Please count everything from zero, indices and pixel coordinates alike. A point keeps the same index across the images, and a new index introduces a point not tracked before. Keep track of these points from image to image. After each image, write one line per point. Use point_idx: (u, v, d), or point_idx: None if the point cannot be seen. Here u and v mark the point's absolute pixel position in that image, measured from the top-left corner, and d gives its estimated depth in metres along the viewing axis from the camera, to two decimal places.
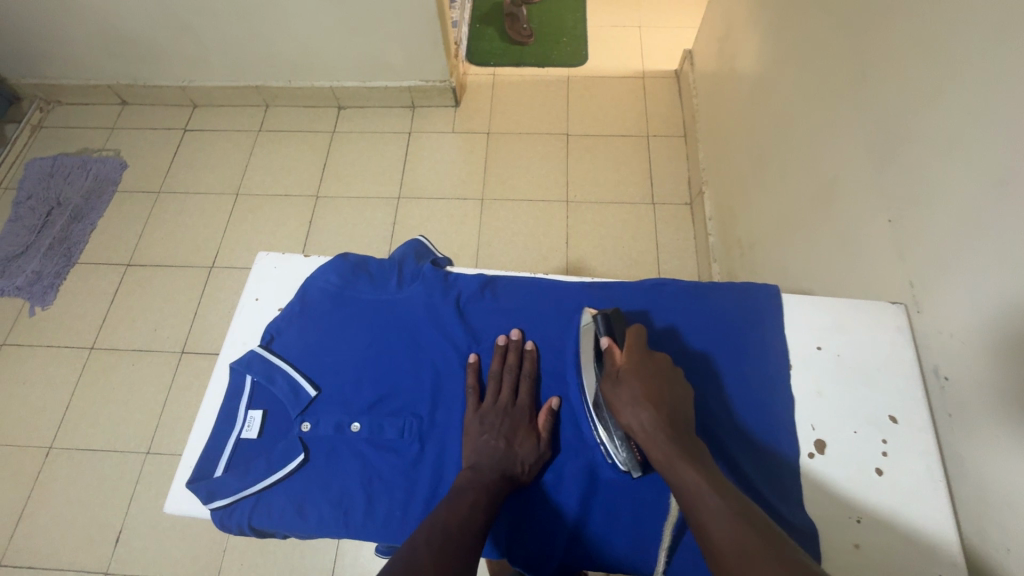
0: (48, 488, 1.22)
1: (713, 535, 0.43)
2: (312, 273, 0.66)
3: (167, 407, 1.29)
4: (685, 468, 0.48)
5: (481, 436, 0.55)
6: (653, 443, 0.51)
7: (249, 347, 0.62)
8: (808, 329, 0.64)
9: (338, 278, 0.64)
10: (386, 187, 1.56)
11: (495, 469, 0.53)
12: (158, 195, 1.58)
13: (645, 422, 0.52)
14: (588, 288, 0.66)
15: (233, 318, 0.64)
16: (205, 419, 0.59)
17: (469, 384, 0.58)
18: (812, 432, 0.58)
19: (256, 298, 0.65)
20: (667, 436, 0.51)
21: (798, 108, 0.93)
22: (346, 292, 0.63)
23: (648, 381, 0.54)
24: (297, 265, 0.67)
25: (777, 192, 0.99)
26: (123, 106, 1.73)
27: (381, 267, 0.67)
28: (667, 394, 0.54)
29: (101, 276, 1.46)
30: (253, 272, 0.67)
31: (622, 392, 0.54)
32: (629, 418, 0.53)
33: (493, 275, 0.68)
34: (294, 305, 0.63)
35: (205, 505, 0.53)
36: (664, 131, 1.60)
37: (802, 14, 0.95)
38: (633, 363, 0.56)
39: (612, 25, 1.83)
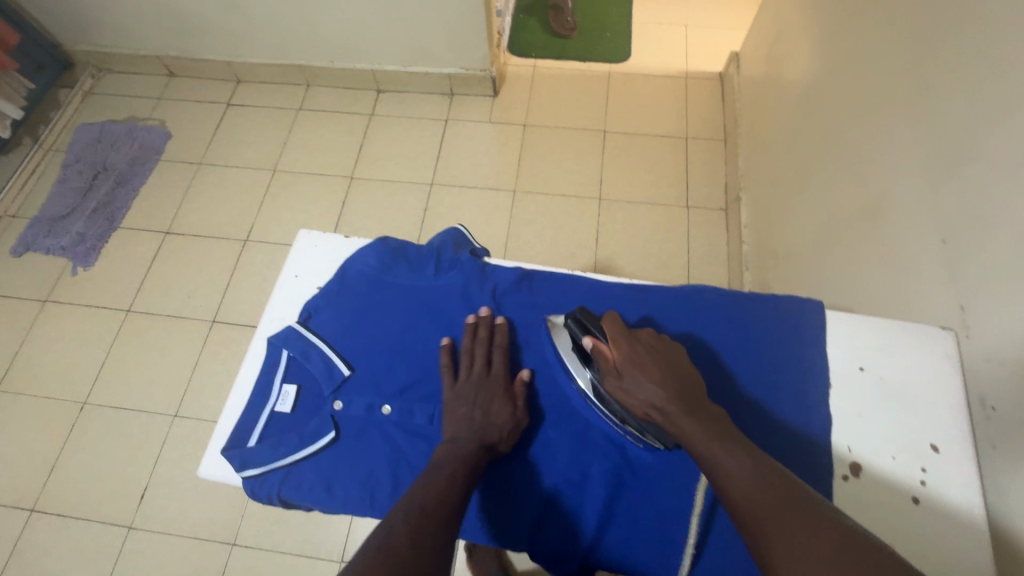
0: (80, 441, 1.27)
1: (735, 498, 0.45)
2: (350, 253, 0.67)
3: (195, 373, 1.32)
4: (712, 440, 0.49)
5: (458, 409, 0.55)
6: (670, 422, 0.52)
7: (286, 322, 0.63)
8: (851, 347, 0.61)
9: (377, 260, 0.65)
10: (420, 172, 1.57)
11: (472, 440, 0.53)
12: (198, 166, 1.61)
13: (657, 403, 0.53)
14: (627, 289, 0.66)
15: (272, 292, 0.65)
16: (240, 389, 0.60)
17: (444, 363, 0.59)
18: (847, 454, 0.56)
19: (295, 274, 0.66)
20: (682, 409, 0.52)
21: (851, 118, 0.90)
22: (384, 276, 0.64)
23: (651, 364, 0.54)
24: (337, 244, 0.67)
25: (821, 204, 0.97)
26: (169, 77, 1.77)
27: (418, 252, 0.67)
28: (672, 370, 0.54)
29: (140, 241, 1.51)
30: (294, 249, 0.68)
31: (626, 381, 0.54)
32: (640, 403, 0.53)
33: (531, 269, 0.68)
34: (332, 283, 0.64)
35: (238, 473, 0.55)
36: (704, 133, 1.57)
37: (862, 21, 0.91)
38: (626, 352, 0.56)
39: (658, 22, 1.80)
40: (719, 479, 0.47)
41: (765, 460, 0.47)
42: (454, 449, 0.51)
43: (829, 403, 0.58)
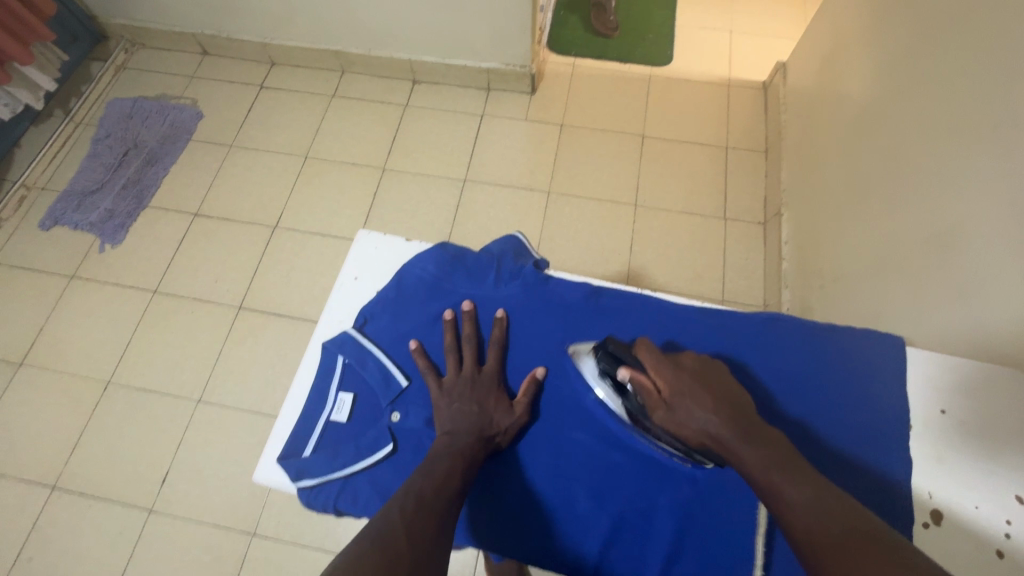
0: (104, 420, 1.26)
1: (795, 524, 0.43)
2: (409, 258, 0.67)
3: (221, 358, 1.31)
4: (769, 467, 0.47)
5: (452, 407, 0.57)
6: (724, 448, 0.51)
7: (344, 327, 0.65)
8: (931, 388, 0.58)
9: (436, 267, 0.65)
10: (453, 168, 1.54)
11: (470, 435, 0.55)
12: (229, 149, 1.60)
13: (711, 428, 0.52)
14: (698, 312, 0.65)
15: (331, 294, 0.66)
16: (296, 395, 0.62)
17: (420, 367, 0.59)
18: (928, 500, 0.54)
19: (354, 276, 0.67)
20: (737, 434, 0.50)
21: (919, 143, 0.87)
22: (443, 284, 0.65)
23: (699, 391, 0.54)
24: (398, 248, 0.68)
25: (880, 230, 0.94)
26: (203, 56, 1.75)
27: (477, 262, 0.68)
28: (719, 393, 0.54)
29: (169, 222, 1.49)
30: (352, 249, 0.69)
31: (678, 412, 0.54)
32: (694, 430, 0.53)
33: (597, 285, 0.67)
34: (390, 287, 0.65)
35: (294, 483, 0.56)
36: (745, 144, 1.54)
37: (938, 42, 0.88)
38: (670, 380, 0.55)
39: (702, 26, 1.76)
40: (777, 502, 0.46)
41: (835, 492, 0.45)
42: (453, 442, 0.53)
43: (910, 446, 0.56)
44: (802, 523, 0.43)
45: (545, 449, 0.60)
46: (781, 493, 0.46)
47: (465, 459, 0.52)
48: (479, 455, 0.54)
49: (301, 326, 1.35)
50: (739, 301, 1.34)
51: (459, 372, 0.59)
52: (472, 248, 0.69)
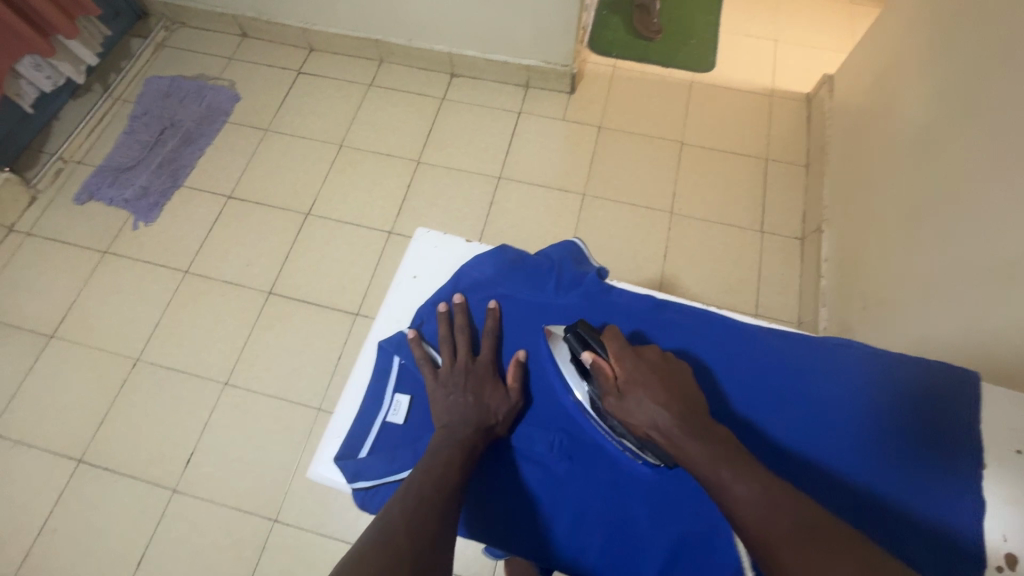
0: (131, 397, 1.27)
1: (749, 526, 0.45)
2: (466, 262, 0.70)
3: (249, 343, 1.32)
4: (711, 463, 0.49)
5: (447, 398, 0.58)
6: (672, 442, 0.51)
7: (401, 327, 0.67)
8: (1006, 427, 0.56)
9: (493, 271, 0.68)
10: (488, 164, 1.53)
11: (468, 426, 0.55)
12: (265, 133, 1.59)
13: (661, 423, 0.52)
14: (765, 334, 0.66)
15: (390, 295, 0.69)
16: (354, 396, 0.63)
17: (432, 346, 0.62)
18: (1002, 544, 0.51)
19: (413, 276, 0.70)
20: (686, 429, 0.51)
21: (984, 168, 0.85)
22: (501, 287, 0.67)
23: (651, 382, 0.55)
24: (458, 250, 0.71)
25: (934, 254, 0.92)
26: (242, 38, 1.74)
27: (535, 267, 0.69)
28: (673, 386, 0.55)
29: (202, 203, 1.49)
30: (410, 250, 0.72)
31: (628, 401, 0.55)
32: (643, 420, 0.53)
33: (661, 300, 0.69)
34: (449, 289, 0.67)
35: (350, 483, 0.56)
36: (785, 157, 1.51)
37: (1010, 64, 0.85)
38: (624, 369, 0.56)
39: (746, 34, 1.73)
40: (729, 502, 0.47)
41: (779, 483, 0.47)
42: (450, 433, 0.54)
43: (984, 486, 0.53)
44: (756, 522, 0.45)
45: (601, 462, 0.60)
46: (731, 493, 0.47)
47: (464, 447, 0.53)
48: (478, 443, 0.55)
49: (329, 315, 1.34)
50: (773, 317, 1.32)
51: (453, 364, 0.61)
52: (529, 253, 0.71)
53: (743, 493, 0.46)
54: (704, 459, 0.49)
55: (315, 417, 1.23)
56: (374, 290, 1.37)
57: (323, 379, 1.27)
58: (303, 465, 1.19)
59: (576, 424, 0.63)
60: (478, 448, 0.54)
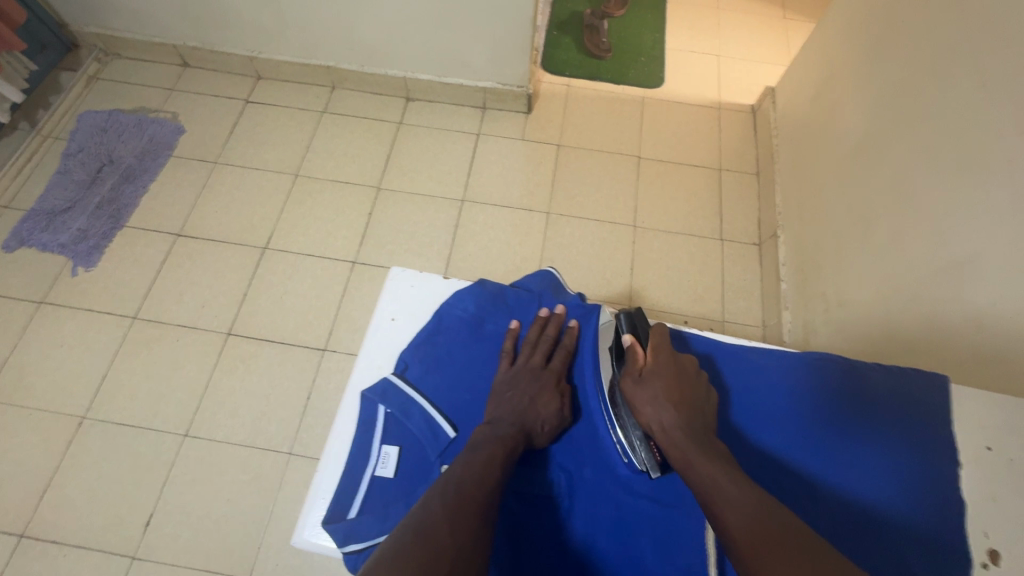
0: (79, 459, 1.17)
1: (734, 531, 0.47)
2: (445, 299, 0.67)
3: (210, 389, 1.24)
4: (704, 465, 0.53)
5: (505, 394, 0.60)
6: (672, 442, 0.56)
7: (383, 373, 0.63)
8: (976, 424, 0.58)
9: (476, 307, 0.66)
10: (451, 187, 1.52)
11: (512, 426, 0.57)
12: (214, 165, 1.53)
13: (665, 422, 0.57)
14: (749, 352, 0.69)
15: (369, 336, 0.65)
16: (335, 452, 0.59)
17: (506, 347, 0.64)
18: (984, 539, 0.53)
19: (391, 317, 0.66)
20: (685, 432, 0.56)
21: (923, 175, 0.91)
22: (485, 324, 0.66)
23: (672, 381, 0.60)
24: (435, 286, 0.68)
25: (884, 256, 0.97)
26: (184, 68, 1.67)
27: (518, 301, 0.69)
28: (686, 394, 0.59)
29: (150, 243, 1.41)
30: (387, 287, 0.68)
31: (644, 390, 0.60)
32: (650, 413, 0.59)
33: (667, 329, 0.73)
34: (428, 329, 0.64)
35: (340, 548, 0.52)
36: (737, 166, 1.57)
37: (937, 78, 0.91)
38: (656, 359, 0.62)
39: (691, 49, 1.80)
40: (716, 504, 0.50)
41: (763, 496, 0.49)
42: (496, 430, 0.56)
43: (960, 484, 0.56)
44: (742, 530, 0.47)
45: (603, 496, 0.60)
46: (719, 498, 0.50)
47: (504, 448, 0.54)
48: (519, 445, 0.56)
49: (295, 353, 1.28)
50: (739, 322, 1.35)
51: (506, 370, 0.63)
52: (508, 286, 0.72)
53: (732, 504, 0.49)
54: (698, 463, 0.53)
55: (287, 463, 1.17)
56: (342, 323, 1.32)
57: (292, 422, 1.21)
58: (277, 516, 1.12)
59: (574, 460, 0.63)
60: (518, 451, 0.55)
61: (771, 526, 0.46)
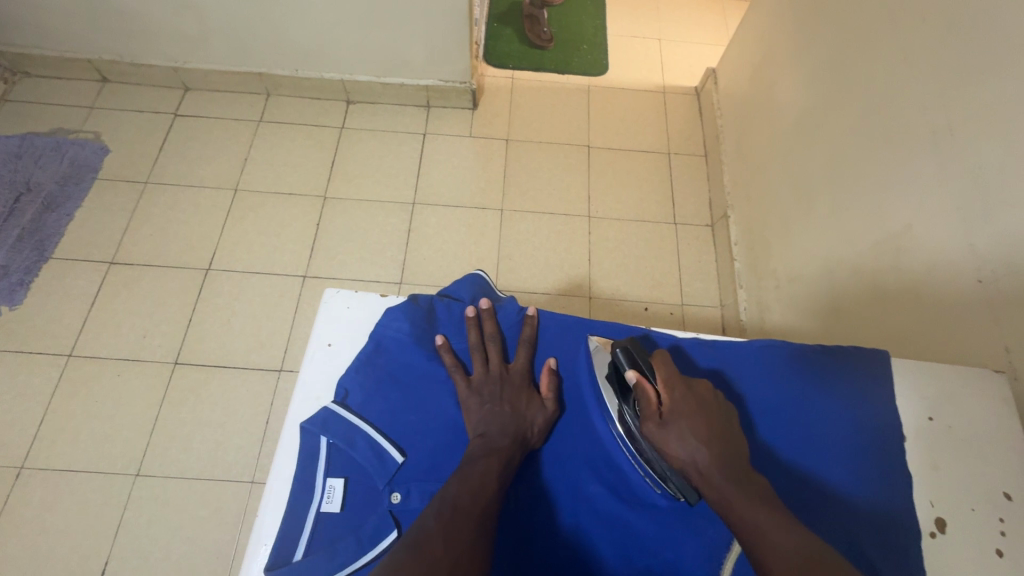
0: (20, 513, 1.09)
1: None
2: (381, 318, 0.64)
3: (160, 423, 1.18)
4: (749, 509, 0.49)
5: (484, 406, 0.58)
6: (708, 485, 0.52)
7: (323, 403, 0.60)
8: (916, 396, 0.60)
9: (411, 324, 0.63)
10: (400, 191, 1.48)
11: (506, 436, 0.56)
12: (145, 186, 1.44)
13: (700, 462, 0.53)
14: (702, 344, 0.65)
15: (305, 366, 0.62)
16: (278, 491, 0.55)
17: (448, 364, 0.61)
18: (931, 509, 0.54)
19: (328, 343, 0.63)
20: (723, 472, 0.52)
21: (856, 148, 0.93)
22: (422, 339, 0.62)
23: (696, 417, 0.55)
24: (371, 306, 0.65)
25: (827, 231, 0.99)
26: (103, 84, 1.57)
27: (448, 315, 0.66)
28: (714, 426, 0.55)
29: (80, 274, 1.32)
30: (321, 312, 0.65)
31: (670, 431, 0.55)
32: (682, 457, 0.54)
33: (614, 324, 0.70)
34: (367, 352, 0.61)
35: None
36: (686, 149, 1.59)
37: (862, 52, 0.93)
38: (671, 397, 0.57)
39: (632, 34, 1.80)
40: (764, 548, 0.47)
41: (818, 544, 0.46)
42: (488, 442, 0.55)
43: (905, 456, 0.57)
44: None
45: (560, 504, 0.59)
46: (767, 543, 0.47)
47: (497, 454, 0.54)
48: (515, 453, 0.55)
49: (248, 377, 1.23)
50: (697, 303, 1.37)
51: (478, 377, 0.61)
52: (439, 297, 0.68)
53: (782, 548, 0.46)
54: (738, 505, 0.50)
55: (249, 492, 1.12)
56: (296, 341, 1.27)
57: (252, 449, 1.16)
58: (243, 548, 1.08)
59: (528, 470, 0.61)
60: (514, 457, 0.55)
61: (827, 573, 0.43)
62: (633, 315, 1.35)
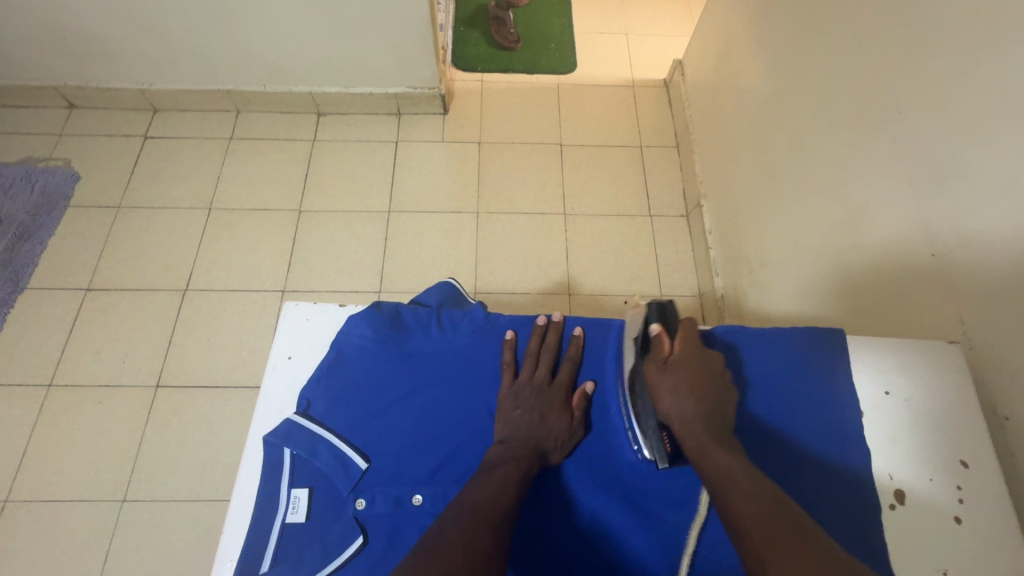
0: (7, 546, 1.08)
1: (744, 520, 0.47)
2: (342, 326, 0.64)
3: (144, 447, 1.17)
4: (720, 455, 0.53)
5: (515, 412, 0.59)
6: (690, 433, 0.56)
7: (284, 415, 0.60)
8: (873, 371, 0.61)
9: (373, 331, 0.63)
10: (375, 200, 1.48)
11: (526, 442, 0.57)
12: (119, 210, 1.44)
13: (685, 412, 0.57)
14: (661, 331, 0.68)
15: (265, 379, 0.62)
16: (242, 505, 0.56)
17: (504, 362, 0.63)
18: (890, 482, 0.56)
19: (288, 356, 0.63)
20: (706, 425, 0.56)
21: (814, 130, 0.94)
22: (385, 346, 0.62)
23: (698, 372, 0.59)
24: (331, 314, 0.65)
25: (792, 214, 1.00)
26: (71, 110, 1.56)
27: (415, 318, 0.65)
28: (712, 385, 0.59)
29: (57, 302, 1.32)
30: (281, 324, 0.65)
31: (668, 378, 0.59)
32: (671, 404, 0.58)
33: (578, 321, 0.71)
34: (329, 360, 0.61)
35: None
36: (657, 141, 1.60)
37: (814, 35, 0.95)
38: (684, 349, 0.61)
39: (600, 31, 1.82)
40: (727, 495, 0.50)
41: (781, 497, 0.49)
42: (508, 450, 0.55)
43: (865, 432, 0.58)
44: (749, 518, 0.47)
45: (532, 499, 0.60)
46: (732, 488, 0.50)
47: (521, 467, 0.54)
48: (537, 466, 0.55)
49: (232, 394, 1.23)
50: (676, 294, 1.37)
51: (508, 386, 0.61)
52: (407, 303, 0.68)
53: (745, 493, 0.49)
54: (714, 453, 0.53)
55: None
56: None
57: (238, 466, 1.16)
58: None
59: None
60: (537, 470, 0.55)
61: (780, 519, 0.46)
62: (613, 309, 1.35)
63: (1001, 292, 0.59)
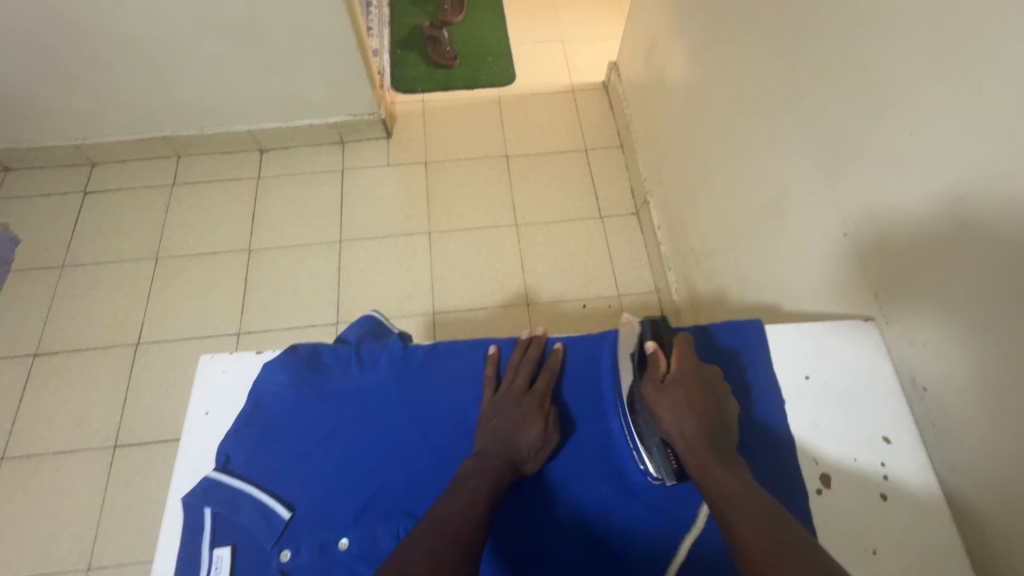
0: None
1: (746, 539, 0.47)
2: (258, 374, 0.65)
3: (105, 512, 1.14)
4: (721, 473, 0.54)
5: (490, 427, 0.62)
6: (691, 451, 0.57)
7: (204, 472, 0.60)
8: (796, 359, 0.69)
9: (289, 376, 0.64)
10: (325, 231, 1.47)
11: (500, 455, 0.58)
12: (62, 269, 1.40)
13: (687, 429, 0.58)
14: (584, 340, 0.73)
15: (183, 438, 0.62)
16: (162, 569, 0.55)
17: None
18: (816, 467, 0.63)
19: (206, 411, 0.63)
20: (706, 441, 0.57)
21: (734, 119, 0.95)
22: (302, 389, 0.64)
23: (694, 388, 0.61)
24: (247, 364, 0.66)
25: (724, 204, 1.02)
26: (5, 172, 1.53)
27: (334, 356, 0.67)
28: (708, 399, 0.60)
29: (3, 372, 1.28)
30: (198, 380, 0.65)
31: (666, 397, 0.61)
32: (671, 425, 0.60)
33: (491, 341, 0.72)
34: (246, 413, 0.62)
35: None
36: (602, 143, 1.62)
37: (722, 28, 0.96)
38: (679, 368, 0.63)
39: (537, 40, 1.84)
40: (728, 511, 0.50)
41: (778, 512, 0.49)
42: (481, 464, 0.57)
43: (790, 419, 0.65)
44: (753, 538, 0.47)
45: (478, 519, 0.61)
46: (733, 505, 0.50)
47: (490, 480, 0.55)
48: (507, 473, 0.57)
49: None
50: (632, 293, 1.39)
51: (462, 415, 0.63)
52: (326, 342, 0.69)
53: (745, 508, 0.50)
54: (713, 469, 0.55)
55: None
56: None
57: None
58: None
59: None
60: (506, 477, 0.57)
61: (781, 535, 0.46)
62: (573, 314, 1.36)
63: (906, 267, 0.61)
